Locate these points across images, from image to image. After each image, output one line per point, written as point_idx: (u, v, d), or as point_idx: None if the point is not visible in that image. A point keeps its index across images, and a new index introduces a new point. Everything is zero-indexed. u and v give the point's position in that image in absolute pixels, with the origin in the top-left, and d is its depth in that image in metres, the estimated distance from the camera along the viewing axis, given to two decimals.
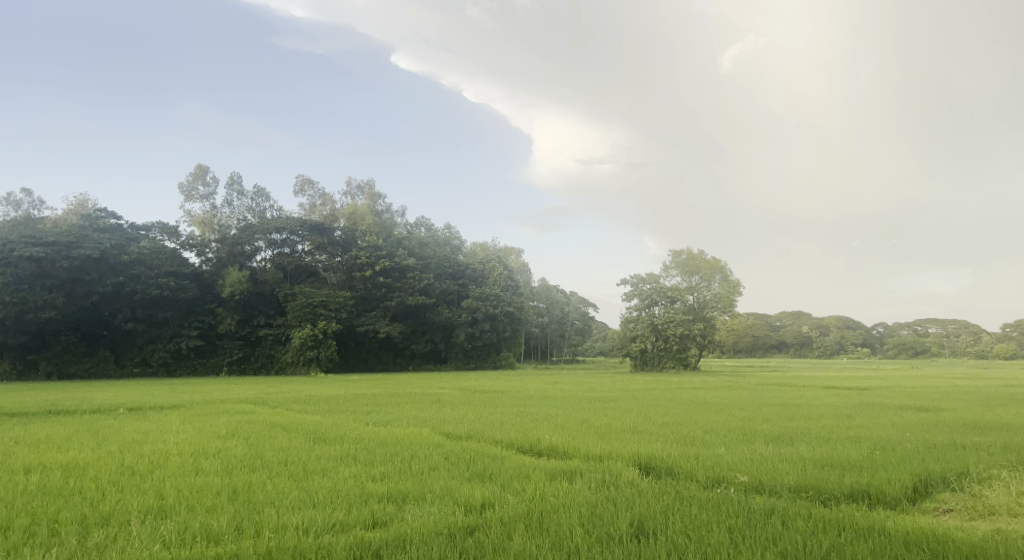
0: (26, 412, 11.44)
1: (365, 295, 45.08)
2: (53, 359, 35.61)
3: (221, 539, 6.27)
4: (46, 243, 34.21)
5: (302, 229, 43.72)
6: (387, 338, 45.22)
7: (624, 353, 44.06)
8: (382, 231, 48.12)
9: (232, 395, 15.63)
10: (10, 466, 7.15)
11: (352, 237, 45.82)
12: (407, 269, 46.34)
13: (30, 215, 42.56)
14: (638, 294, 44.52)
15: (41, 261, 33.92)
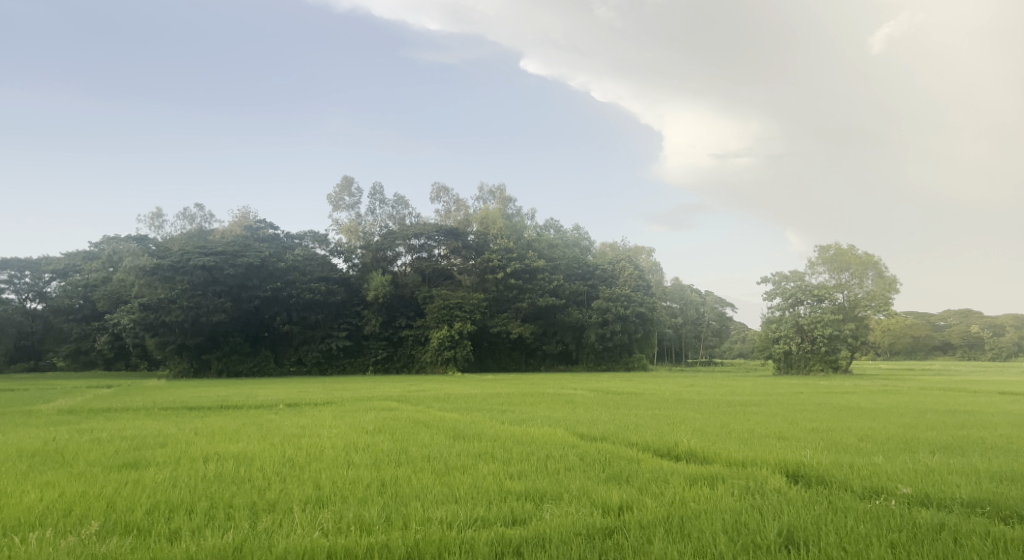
0: (201, 406, 12.74)
1: (498, 297, 45.91)
2: (222, 358, 39.04)
3: (374, 529, 6.65)
4: (216, 253, 38.29)
5: (438, 234, 45.21)
6: (519, 338, 45.74)
7: (766, 355, 42.35)
8: (513, 235, 48.74)
9: (381, 392, 16.57)
10: (192, 454, 7.97)
11: (484, 241, 46.85)
12: (537, 271, 47.05)
13: (204, 228, 47.29)
14: (781, 293, 42.41)
15: (211, 270, 37.93)
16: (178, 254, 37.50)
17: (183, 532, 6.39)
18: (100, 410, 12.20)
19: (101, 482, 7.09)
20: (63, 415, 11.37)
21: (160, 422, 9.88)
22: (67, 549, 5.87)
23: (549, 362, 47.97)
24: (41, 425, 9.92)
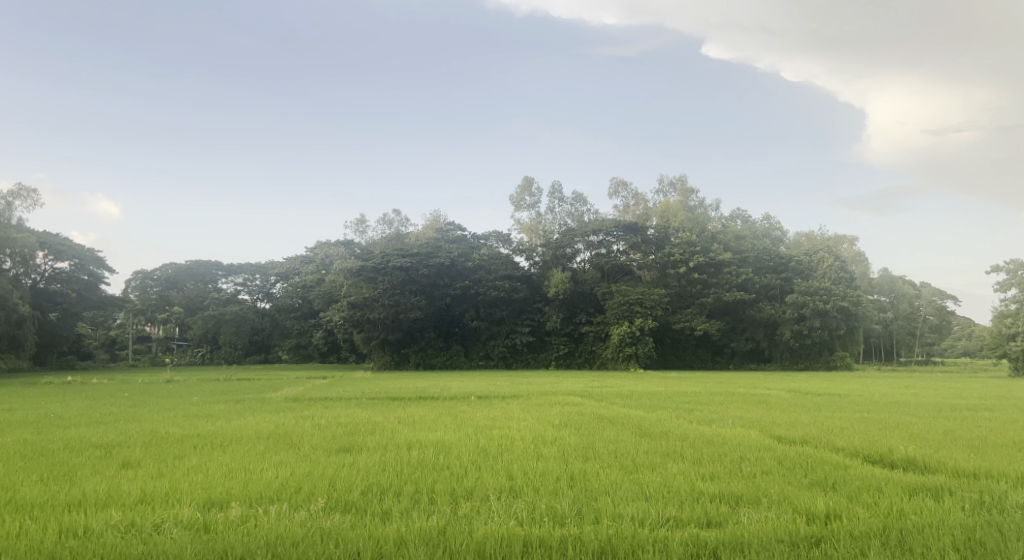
0: (400, 396, 13.79)
1: (680, 292, 45.24)
2: (419, 352, 42.62)
3: (567, 521, 6.74)
4: (412, 255, 42.19)
5: (617, 230, 44.95)
6: (705, 335, 44.83)
7: (998, 354, 37.61)
8: (695, 227, 46.78)
9: (570, 388, 16.89)
10: (398, 441, 8.61)
11: (665, 236, 46.06)
12: (723, 264, 44.88)
13: (400, 231, 50.98)
14: (1017, 283, 37.25)
15: (408, 270, 41.77)
16: (380, 256, 41.72)
17: (392, 514, 6.87)
18: (319, 398, 13.64)
19: (321, 464, 7.87)
20: (289, 402, 12.86)
21: (368, 411, 10.81)
22: (297, 522, 6.55)
23: (739, 361, 45.55)
24: (272, 411, 11.28)
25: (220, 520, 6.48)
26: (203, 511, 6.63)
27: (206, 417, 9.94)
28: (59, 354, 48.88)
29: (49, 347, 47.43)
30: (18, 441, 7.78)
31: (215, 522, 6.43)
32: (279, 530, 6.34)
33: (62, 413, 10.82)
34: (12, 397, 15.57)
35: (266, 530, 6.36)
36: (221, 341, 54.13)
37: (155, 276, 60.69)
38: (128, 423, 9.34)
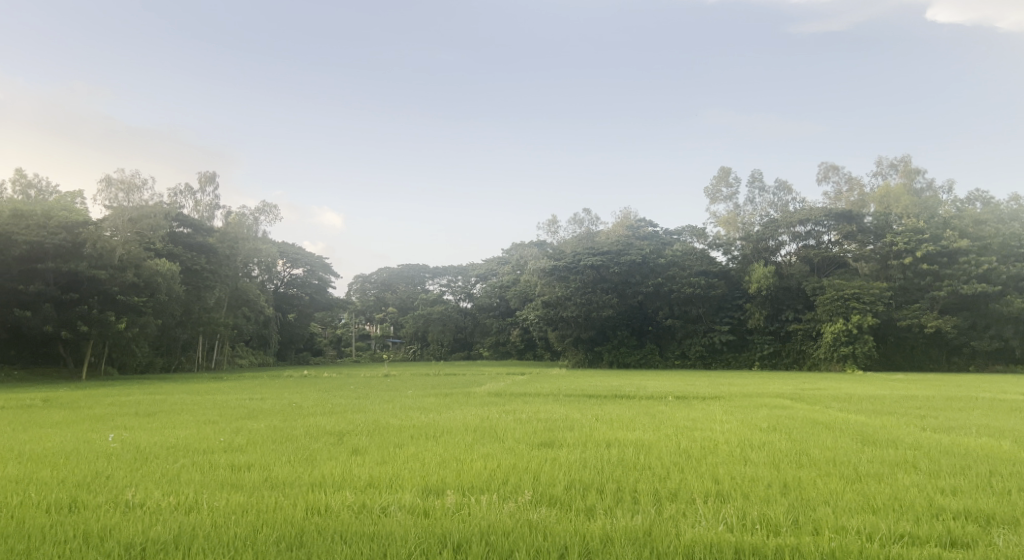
0: (599, 394, 13.92)
1: (905, 285, 40.58)
2: (612, 350, 43.93)
3: (782, 531, 6.33)
4: (603, 253, 43.44)
5: (828, 218, 41.73)
6: (937, 333, 39.89)
7: None
8: (924, 213, 41.95)
9: (779, 389, 16.04)
10: (598, 439, 8.67)
11: (885, 223, 41.82)
12: (960, 252, 39.19)
13: (592, 230, 51.57)
14: None
15: (599, 268, 43.25)
16: (571, 256, 43.97)
17: (597, 510, 6.89)
18: (520, 394, 14.22)
19: (526, 458, 8.12)
20: (491, 397, 13.50)
21: (568, 408, 11.04)
22: (507, 513, 6.80)
23: (981, 362, 39.52)
24: (476, 404, 11.92)
25: (438, 506, 6.91)
26: (423, 498, 7.10)
27: (420, 410, 10.72)
28: (297, 349, 55.93)
29: (288, 344, 54.51)
30: (268, 427, 8.90)
31: (433, 509, 6.86)
32: (491, 520, 6.62)
33: (302, 403, 12.25)
34: (273, 387, 18.09)
35: (479, 519, 6.67)
36: (429, 339, 58.67)
37: (372, 278, 67.08)
38: (354, 413, 10.33)
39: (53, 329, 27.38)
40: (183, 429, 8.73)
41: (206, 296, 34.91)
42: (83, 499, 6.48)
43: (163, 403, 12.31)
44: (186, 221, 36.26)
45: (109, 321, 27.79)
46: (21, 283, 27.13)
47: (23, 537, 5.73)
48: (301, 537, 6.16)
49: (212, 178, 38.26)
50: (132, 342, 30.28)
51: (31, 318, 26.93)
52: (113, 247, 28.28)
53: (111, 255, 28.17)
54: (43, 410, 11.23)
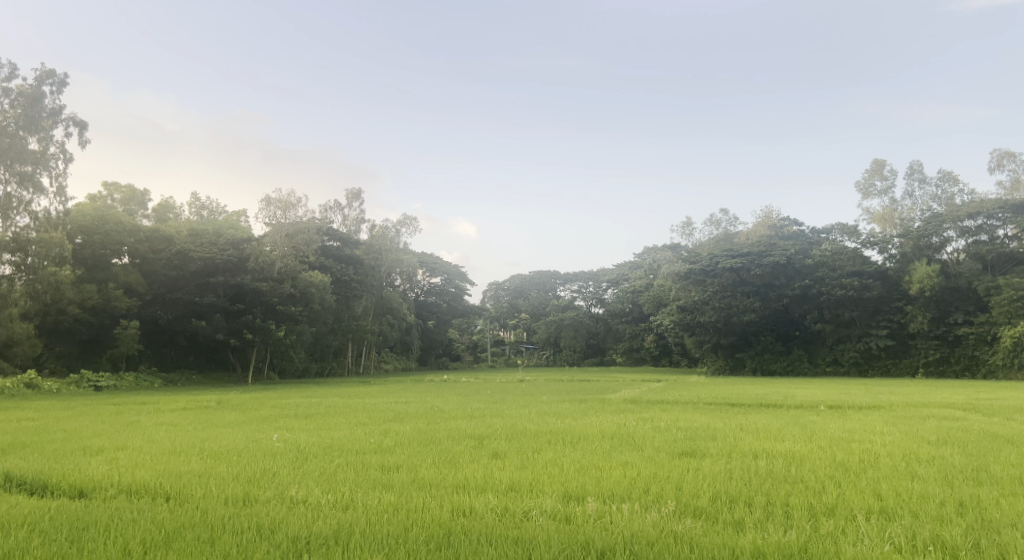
0: (743, 403, 13.39)
1: None
2: (756, 356, 42.43)
3: (962, 554, 5.75)
4: (743, 255, 42.22)
5: (1002, 210, 37.14)
6: None
7: None
8: None
9: (950, 400, 14.64)
10: (744, 450, 8.32)
11: None
12: None
13: (730, 231, 49.74)
14: None
15: (740, 271, 41.88)
16: (708, 258, 43.03)
17: (747, 523, 6.56)
18: (659, 401, 13.95)
19: (668, 467, 7.93)
20: (628, 404, 13.35)
21: (710, 416, 10.70)
22: (650, 523, 6.63)
23: None
24: (614, 411, 11.83)
25: (580, 513, 6.85)
26: (564, 504, 7.07)
27: (557, 415, 10.78)
28: (436, 355, 58.14)
29: (428, 350, 56.79)
30: (414, 429, 9.29)
31: (575, 515, 6.81)
32: (635, 529, 6.48)
33: (444, 407, 12.68)
34: (418, 391, 18.90)
35: (622, 527, 6.54)
36: (562, 345, 59.05)
37: (505, 285, 68.52)
38: (494, 418, 10.56)
39: (224, 337, 29.99)
40: (337, 431, 9.29)
41: (354, 305, 36.89)
42: (254, 493, 7.05)
43: (318, 406, 13.21)
44: (336, 235, 38.75)
45: (271, 330, 29.97)
46: (197, 295, 30.51)
47: (205, 527, 6.30)
48: (449, 537, 6.33)
49: (358, 195, 40.53)
50: (291, 349, 32.54)
51: (206, 327, 29.80)
52: (273, 261, 30.62)
53: (271, 268, 30.66)
54: (217, 410, 12.41)
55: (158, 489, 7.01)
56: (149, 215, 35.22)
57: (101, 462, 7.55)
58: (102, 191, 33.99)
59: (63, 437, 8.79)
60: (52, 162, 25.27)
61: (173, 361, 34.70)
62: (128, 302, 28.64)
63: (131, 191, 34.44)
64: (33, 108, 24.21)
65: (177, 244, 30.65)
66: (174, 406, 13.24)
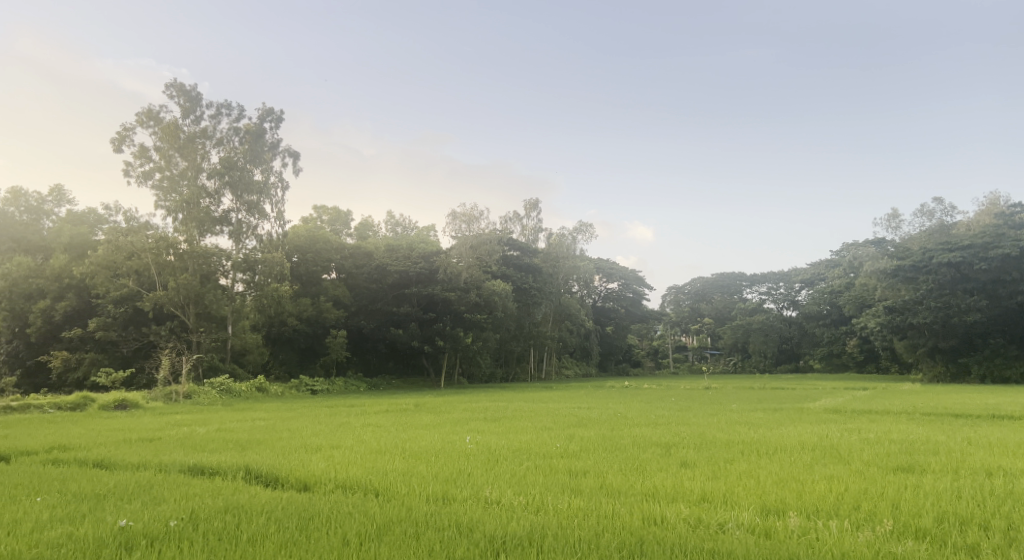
0: (968, 413, 11.94)
1: None
2: (984, 361, 37.75)
3: None
4: (963, 248, 37.29)
5: None
6: None
7: None
8: None
9: None
10: (974, 466, 7.40)
11: None
12: None
13: (944, 222, 44.61)
14: None
15: (960, 267, 37.16)
16: (919, 252, 38.81)
17: (983, 549, 5.80)
18: (864, 411, 12.80)
19: (880, 483, 7.24)
20: (829, 413, 12.41)
21: (929, 428, 9.64)
22: (863, 541, 6.05)
23: None
24: (814, 421, 11.07)
25: (782, 527, 6.42)
26: (763, 517, 6.67)
27: (749, 424, 10.29)
28: (616, 361, 58.47)
29: (608, 356, 57.29)
30: (599, 435, 9.30)
31: (776, 529, 6.39)
32: (846, 547, 5.95)
33: (627, 413, 12.58)
34: (603, 397, 18.97)
35: (829, 545, 6.03)
36: (751, 350, 56.58)
37: (685, 289, 66.79)
38: (681, 425, 10.31)
39: (418, 344, 32.05)
40: (525, 434, 9.54)
41: (535, 312, 37.75)
42: (452, 492, 7.44)
43: (505, 410, 13.72)
44: (516, 245, 39.82)
45: (459, 336, 31.42)
46: (394, 305, 33.52)
47: (411, 522, 6.75)
48: (641, 546, 6.22)
49: (535, 205, 41.56)
50: (478, 355, 34.02)
51: (403, 335, 32.07)
52: (459, 272, 31.94)
53: (458, 278, 32.00)
54: (415, 413, 13.28)
55: (370, 485, 7.64)
56: (352, 233, 38.73)
57: (320, 459, 8.37)
58: (314, 214, 38.05)
59: (289, 435, 9.88)
60: (273, 191, 28.53)
61: (375, 366, 37.89)
62: (337, 313, 31.71)
63: (337, 213, 38.11)
64: (258, 143, 27.33)
65: (376, 259, 33.62)
66: (377, 408, 14.39)
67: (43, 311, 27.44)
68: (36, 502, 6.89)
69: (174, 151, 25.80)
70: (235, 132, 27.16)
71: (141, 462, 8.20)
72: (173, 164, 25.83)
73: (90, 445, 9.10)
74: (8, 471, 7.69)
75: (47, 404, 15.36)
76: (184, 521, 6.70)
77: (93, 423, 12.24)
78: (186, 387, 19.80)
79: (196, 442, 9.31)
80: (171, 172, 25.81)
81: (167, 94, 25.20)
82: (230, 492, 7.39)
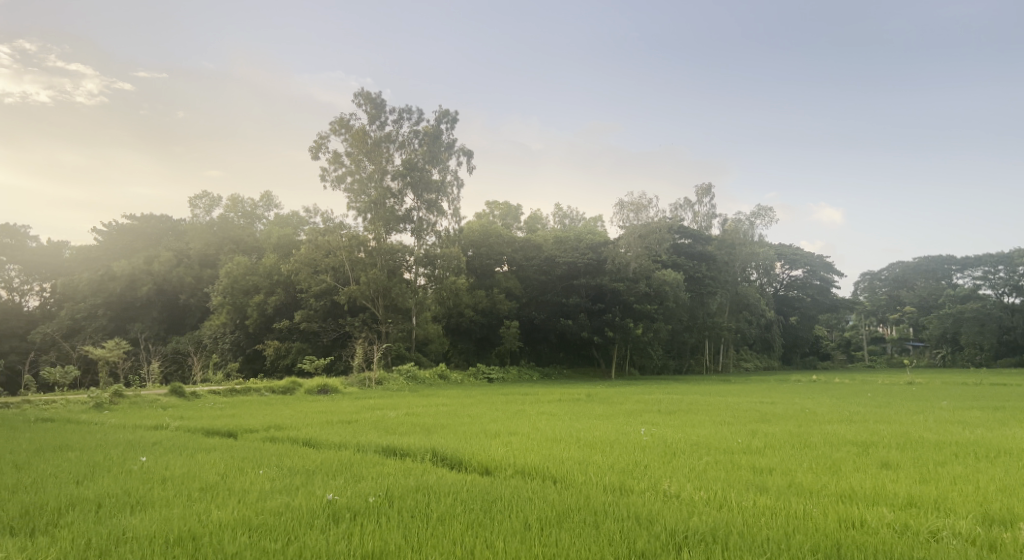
0: None
1: None
2: None
3: None
4: None
5: None
6: None
7: None
8: None
9: None
10: None
11: None
12: None
13: None
14: None
15: None
16: None
17: None
18: None
19: None
20: None
21: None
22: None
23: None
24: None
25: (1009, 540, 5.70)
26: (983, 527, 5.97)
27: (963, 425, 9.21)
28: (803, 355, 56.10)
29: (793, 348, 55.35)
30: (785, 431, 8.83)
31: (1001, 542, 5.69)
32: None
33: (816, 409, 11.79)
34: (791, 391, 17.89)
35: None
36: (962, 342, 50.89)
37: (883, 277, 63.89)
38: (879, 423, 9.49)
39: (588, 334, 32.35)
40: (703, 428, 9.27)
41: (709, 303, 37.62)
42: (629, 484, 7.39)
43: (681, 402, 13.41)
44: (687, 233, 39.93)
45: (629, 327, 30.84)
46: (564, 296, 34.12)
47: (591, 511, 6.80)
48: (838, 550, 5.79)
49: (709, 190, 40.18)
50: (649, 346, 33.39)
51: (572, 326, 32.67)
52: (628, 262, 31.48)
53: (627, 268, 31.79)
54: (589, 403, 13.39)
55: (548, 472, 7.80)
56: (522, 226, 39.77)
57: (499, 445, 8.70)
58: (486, 209, 39.53)
59: (469, 420, 10.35)
60: (449, 189, 29.95)
61: (547, 357, 38.67)
62: (509, 305, 32.81)
63: (508, 207, 39.26)
64: (435, 144, 28.64)
65: (545, 251, 34.72)
66: (551, 397, 14.68)
67: (257, 305, 30.66)
68: (258, 474, 7.79)
69: (363, 156, 27.75)
70: (415, 135, 28.71)
71: (342, 442, 8.99)
72: (362, 168, 27.86)
73: (300, 425, 10.16)
74: (236, 445, 8.77)
75: (263, 388, 17.27)
76: (381, 497, 7.24)
77: (300, 406, 13.62)
78: (378, 374, 21.42)
79: (388, 425, 10.03)
80: (361, 175, 27.87)
81: (355, 102, 27.25)
82: (419, 473, 7.88)
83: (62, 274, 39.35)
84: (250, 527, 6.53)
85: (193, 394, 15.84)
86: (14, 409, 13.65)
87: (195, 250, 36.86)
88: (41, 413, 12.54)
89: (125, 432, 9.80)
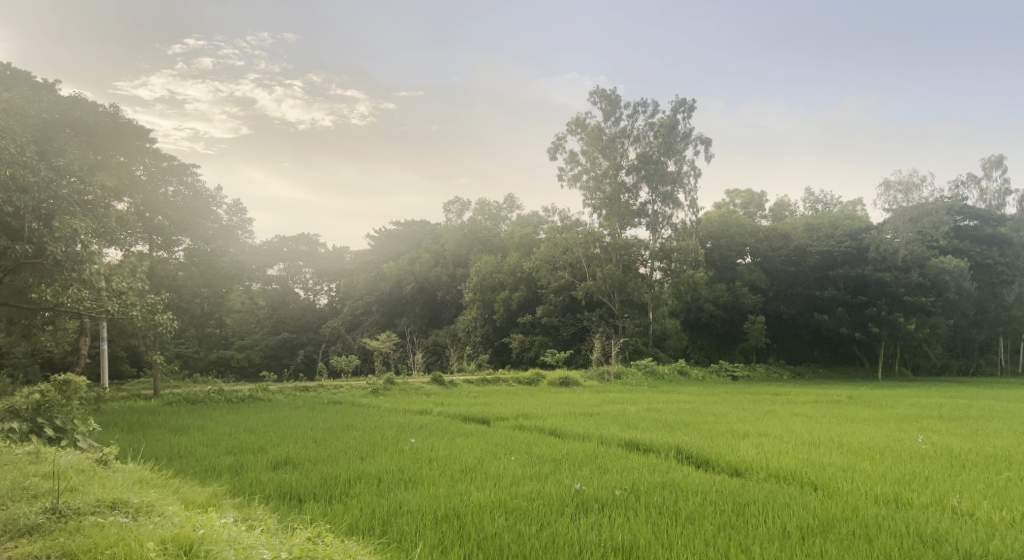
0: None
1: None
2: None
3: None
4: None
5: None
6: None
7: None
8: None
9: None
10: None
11: None
12: None
13: None
14: None
15: None
16: None
17: None
18: None
19: None
20: None
21: None
22: None
23: None
24: None
25: None
26: None
27: None
28: None
29: None
30: None
31: None
32: None
33: None
34: None
35: None
36: None
37: None
38: None
39: (848, 330, 29.78)
40: (999, 439, 8.05)
41: (1003, 294, 31.93)
42: (907, 496, 6.61)
43: (970, 407, 11.75)
44: (972, 213, 33.37)
45: (898, 322, 27.67)
46: (818, 289, 31.92)
47: (860, 523, 6.18)
48: None
49: (999, 162, 34.73)
50: (923, 344, 29.61)
51: (829, 321, 30.37)
52: (896, 249, 28.20)
53: (895, 256, 28.42)
54: (849, 406, 12.26)
55: (807, 478, 7.27)
56: (767, 214, 37.63)
57: (750, 445, 8.28)
58: (727, 199, 38.11)
59: (715, 419, 10.02)
60: (687, 180, 29.15)
61: (799, 353, 36.25)
62: (752, 298, 31.63)
63: (750, 195, 37.39)
64: (671, 135, 28.02)
65: (794, 241, 32.90)
66: (805, 399, 13.67)
67: (503, 300, 32.76)
68: (511, 460, 8.25)
69: (598, 152, 28.18)
70: (650, 128, 28.46)
71: (586, 434, 9.19)
72: (598, 164, 28.30)
73: (545, 416, 10.57)
74: (490, 432, 9.37)
75: (511, 378, 18.32)
76: (627, 491, 7.25)
77: (544, 396, 14.23)
78: (616, 368, 21.73)
79: (630, 419, 10.07)
80: (596, 171, 28.35)
81: (593, 100, 27.76)
82: (664, 469, 7.78)
83: (344, 274, 45.15)
84: (507, 508, 6.93)
85: (452, 382, 17.32)
86: (311, 392, 15.94)
87: (449, 252, 40.12)
88: (331, 396, 14.53)
89: (396, 416, 10.97)
